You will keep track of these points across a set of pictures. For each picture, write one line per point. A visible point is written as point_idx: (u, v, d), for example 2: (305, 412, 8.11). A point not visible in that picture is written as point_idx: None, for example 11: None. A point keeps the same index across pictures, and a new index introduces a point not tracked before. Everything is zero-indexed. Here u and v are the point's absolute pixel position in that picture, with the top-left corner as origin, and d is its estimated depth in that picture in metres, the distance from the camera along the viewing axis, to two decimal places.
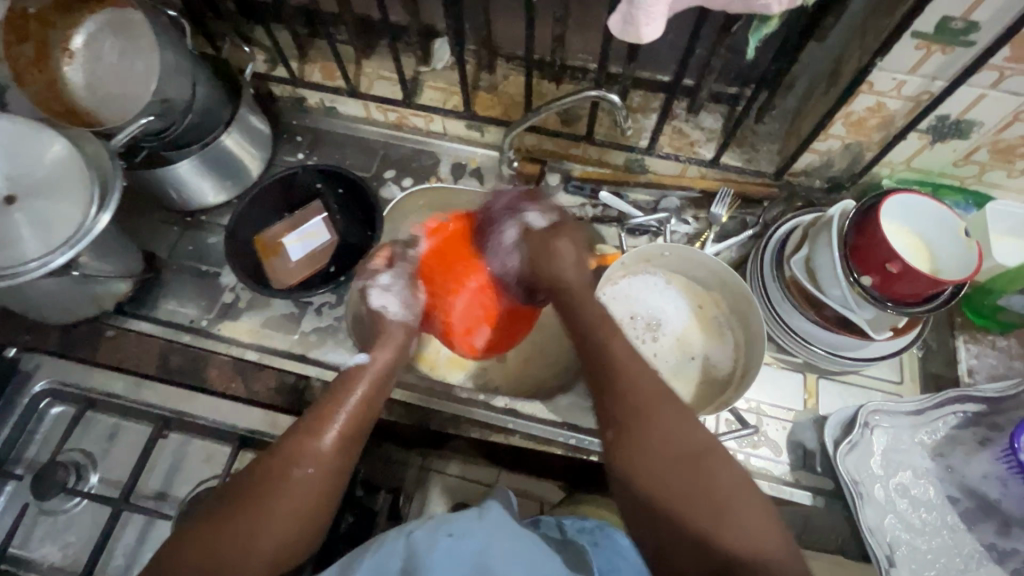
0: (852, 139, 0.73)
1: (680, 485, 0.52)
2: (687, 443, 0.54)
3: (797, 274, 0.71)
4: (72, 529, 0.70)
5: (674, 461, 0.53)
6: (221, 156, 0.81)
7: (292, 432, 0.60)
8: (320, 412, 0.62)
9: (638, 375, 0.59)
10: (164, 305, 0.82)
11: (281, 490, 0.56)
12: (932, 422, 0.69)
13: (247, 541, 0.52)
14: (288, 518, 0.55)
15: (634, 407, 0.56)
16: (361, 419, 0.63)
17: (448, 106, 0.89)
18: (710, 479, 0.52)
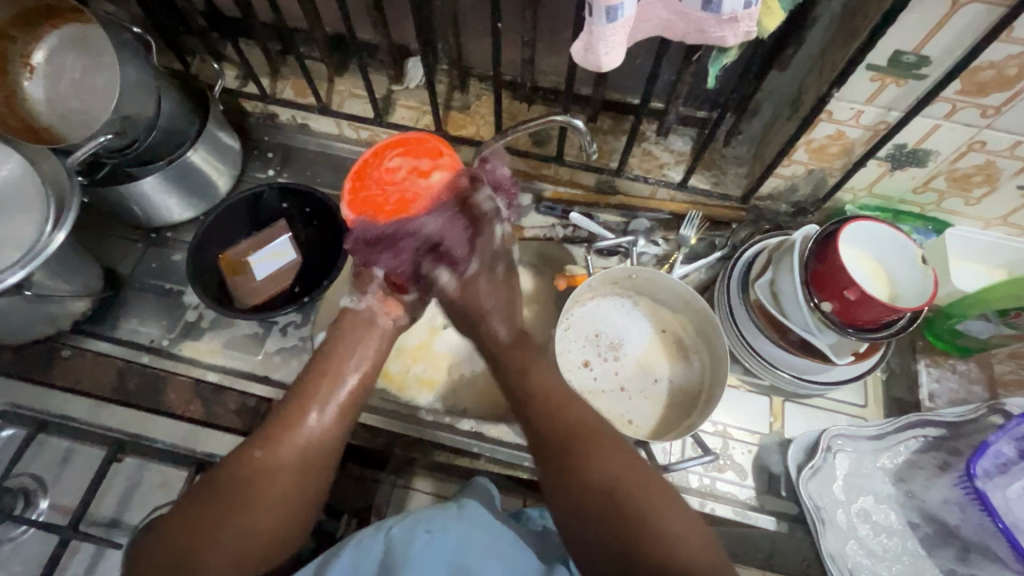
0: (815, 165, 0.74)
1: (613, 504, 0.52)
2: (612, 462, 0.54)
3: (761, 298, 0.71)
4: (18, 560, 0.68)
5: (606, 477, 0.53)
6: (188, 173, 0.80)
7: (273, 419, 0.59)
8: (299, 400, 0.61)
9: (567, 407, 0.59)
10: (124, 324, 0.80)
11: (254, 476, 0.54)
12: (894, 446, 0.70)
13: (218, 527, 0.52)
14: (269, 505, 0.54)
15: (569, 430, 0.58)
16: (346, 409, 0.62)
17: (420, 125, 0.89)
18: (633, 494, 0.52)
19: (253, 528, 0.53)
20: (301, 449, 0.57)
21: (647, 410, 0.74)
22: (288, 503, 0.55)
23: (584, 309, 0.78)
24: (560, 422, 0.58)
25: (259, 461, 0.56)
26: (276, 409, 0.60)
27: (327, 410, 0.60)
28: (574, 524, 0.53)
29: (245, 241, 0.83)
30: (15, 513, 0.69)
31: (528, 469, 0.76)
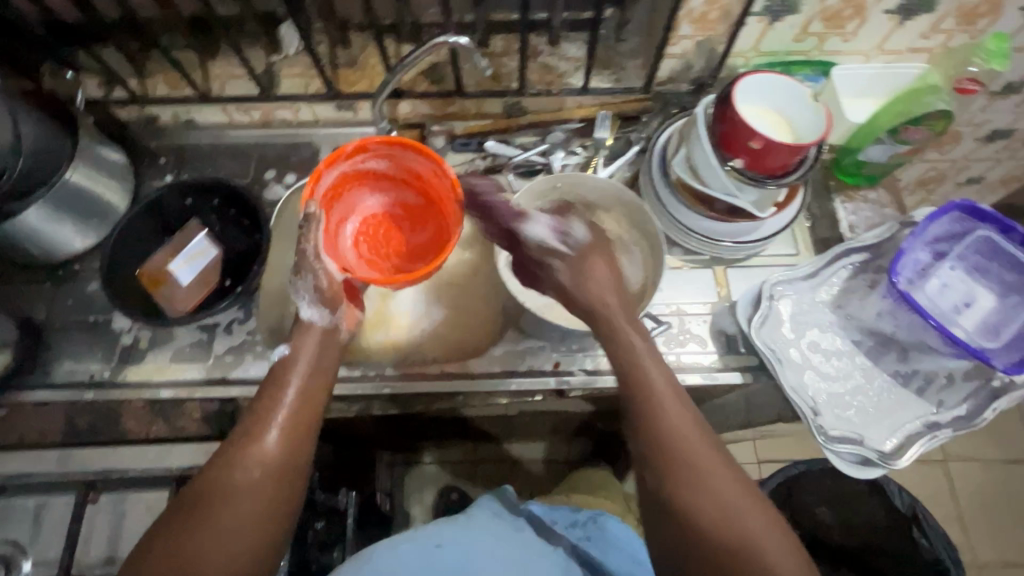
0: (701, 36, 0.76)
1: (681, 491, 0.53)
2: (677, 437, 0.55)
3: (681, 175, 0.73)
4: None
5: (664, 449, 0.55)
6: (74, 195, 0.74)
7: (231, 440, 0.55)
8: (258, 412, 0.57)
9: (658, 371, 0.59)
10: (58, 368, 0.74)
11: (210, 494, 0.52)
12: (829, 280, 0.76)
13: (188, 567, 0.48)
14: (236, 529, 0.51)
15: (642, 408, 0.57)
16: (306, 413, 0.58)
17: (311, 91, 0.85)
18: (704, 475, 0.53)
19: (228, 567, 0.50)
20: (254, 496, 0.52)
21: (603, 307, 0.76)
22: (272, 512, 0.53)
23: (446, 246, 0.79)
24: (625, 394, 0.59)
25: (207, 535, 0.50)
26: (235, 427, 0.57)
27: (285, 419, 0.57)
28: (657, 501, 0.54)
29: (166, 247, 0.80)
30: None
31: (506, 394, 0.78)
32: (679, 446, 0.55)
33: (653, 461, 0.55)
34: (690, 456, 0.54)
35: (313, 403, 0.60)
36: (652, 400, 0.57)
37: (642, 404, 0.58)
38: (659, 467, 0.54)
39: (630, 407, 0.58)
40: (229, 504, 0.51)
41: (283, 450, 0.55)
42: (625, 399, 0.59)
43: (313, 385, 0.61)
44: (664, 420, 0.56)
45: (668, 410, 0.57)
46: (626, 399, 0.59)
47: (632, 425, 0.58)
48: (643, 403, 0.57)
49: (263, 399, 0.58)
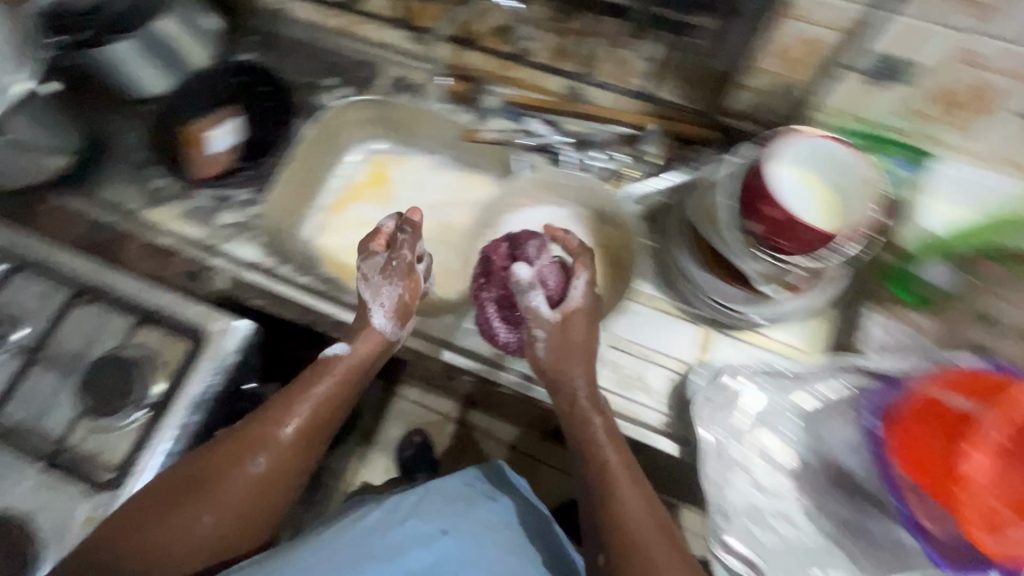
0: (788, 77, 0.67)
1: (220, 528, 0.61)
2: (257, 490, 0.63)
3: (692, 219, 0.67)
4: (60, 402, 0.71)
5: (246, 497, 0.63)
6: (157, 41, 0.82)
7: (310, 398, 0.66)
8: (288, 398, 0.66)
9: (280, 424, 0.64)
10: (101, 186, 0.85)
11: (229, 460, 0.62)
12: (812, 387, 0.64)
13: (185, 530, 0.60)
14: (218, 493, 0.61)
15: (233, 459, 0.62)
16: (333, 401, 0.67)
17: (391, 16, 0.86)
18: (222, 499, 0.61)
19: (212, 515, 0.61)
20: (242, 485, 0.62)
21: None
22: (241, 490, 0.62)
23: (433, 173, 0.96)
24: (233, 446, 0.63)
25: (257, 465, 0.63)
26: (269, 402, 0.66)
27: (324, 407, 0.67)
28: (208, 523, 0.61)
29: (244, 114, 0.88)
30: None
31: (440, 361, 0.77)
32: (186, 489, 0.60)
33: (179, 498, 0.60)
34: (195, 496, 0.60)
35: (333, 409, 0.67)
36: (216, 479, 0.61)
37: (218, 468, 0.62)
38: (169, 517, 0.60)
39: (206, 465, 0.62)
40: (226, 488, 0.62)
41: (293, 445, 0.65)
42: (210, 459, 0.62)
43: (333, 402, 0.68)
44: (223, 483, 0.61)
45: (237, 476, 0.62)
46: (225, 449, 0.63)
47: (213, 469, 0.62)
48: (208, 463, 0.62)
49: (297, 387, 0.67)
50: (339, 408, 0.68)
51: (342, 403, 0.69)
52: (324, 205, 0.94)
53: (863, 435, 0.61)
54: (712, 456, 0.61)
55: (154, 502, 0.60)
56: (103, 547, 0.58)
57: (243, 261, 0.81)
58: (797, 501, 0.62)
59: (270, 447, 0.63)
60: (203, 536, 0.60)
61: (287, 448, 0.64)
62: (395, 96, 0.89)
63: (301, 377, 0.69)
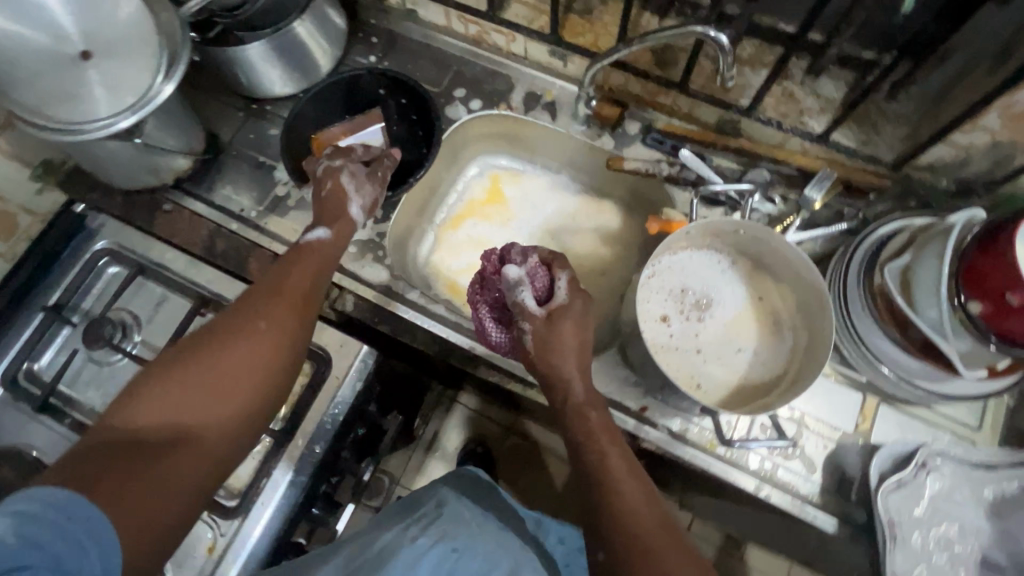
0: (1006, 136, 0.60)
1: (241, 399, 0.53)
2: (250, 371, 0.54)
3: (888, 284, 0.62)
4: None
5: (258, 350, 0.55)
6: (292, 44, 0.79)
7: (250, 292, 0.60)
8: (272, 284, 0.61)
9: (276, 298, 0.59)
10: (222, 190, 0.83)
11: (231, 328, 0.56)
12: (1001, 480, 0.60)
13: (215, 386, 0.52)
14: (245, 361, 0.54)
15: (225, 336, 0.55)
16: (308, 291, 0.63)
17: (534, 27, 0.81)
18: (224, 354, 0.54)
19: (231, 408, 0.52)
20: (269, 340, 0.56)
21: (721, 367, 0.69)
22: (250, 348, 0.55)
23: (553, 192, 0.91)
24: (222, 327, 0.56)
25: (261, 321, 0.57)
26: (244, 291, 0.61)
27: (295, 292, 0.61)
28: (212, 408, 0.52)
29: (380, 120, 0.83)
30: (114, 341, 0.73)
31: None
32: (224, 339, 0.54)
33: (190, 368, 0.52)
34: (216, 351, 0.54)
35: (305, 282, 0.63)
36: (225, 342, 0.55)
37: (217, 337, 0.55)
38: (188, 395, 0.50)
39: (208, 341, 0.55)
40: (243, 349, 0.55)
41: (295, 314, 0.59)
42: (212, 332, 0.56)
43: (312, 284, 0.64)
44: (232, 350, 0.54)
45: (241, 345, 0.55)
46: (246, 307, 0.58)
47: (202, 345, 0.54)
48: (220, 334, 0.55)
49: (264, 285, 0.61)
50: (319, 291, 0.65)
51: (265, 293, 0.60)
52: (442, 218, 0.91)
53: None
54: (899, 545, 0.59)
55: (151, 395, 0.50)
56: (127, 422, 0.48)
57: (371, 282, 0.77)
58: None
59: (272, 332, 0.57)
60: (248, 366, 0.54)
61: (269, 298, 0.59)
62: (529, 113, 0.85)
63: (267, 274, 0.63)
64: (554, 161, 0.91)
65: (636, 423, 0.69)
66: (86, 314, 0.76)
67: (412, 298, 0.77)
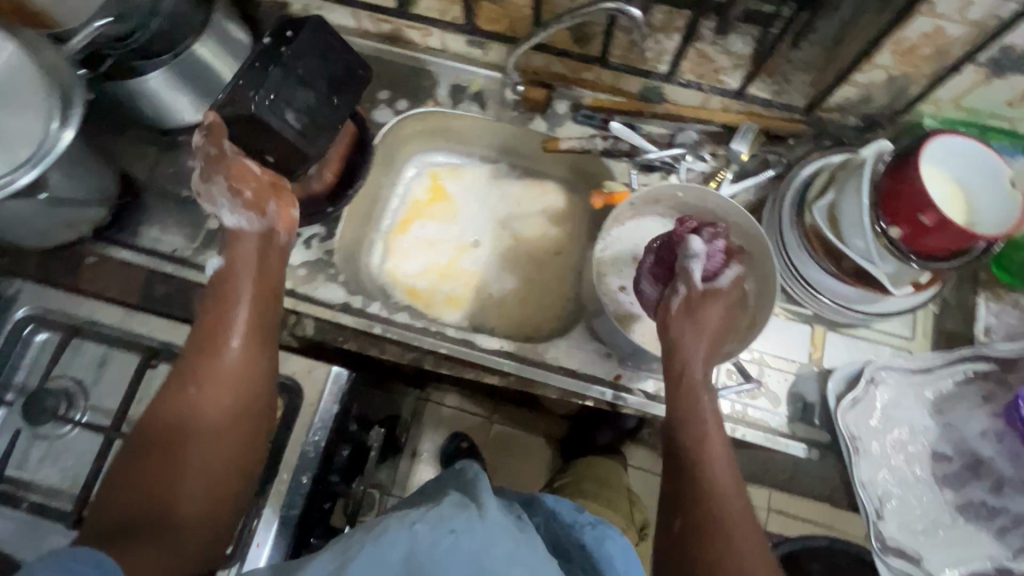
0: (899, 70, 0.65)
1: (214, 442, 0.58)
2: (217, 418, 0.58)
3: (818, 222, 0.66)
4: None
5: (222, 404, 0.59)
6: (195, 67, 0.74)
7: (196, 333, 0.62)
8: (218, 298, 0.64)
9: (221, 338, 0.62)
10: (148, 232, 0.78)
11: (191, 377, 0.60)
12: (938, 379, 0.66)
13: (185, 443, 0.56)
14: (207, 410, 0.58)
15: (182, 394, 0.59)
16: (259, 318, 0.65)
17: (447, 19, 0.79)
18: (193, 412, 0.58)
19: (210, 454, 0.57)
20: (225, 384, 0.60)
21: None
22: (210, 402, 0.59)
23: (490, 184, 0.91)
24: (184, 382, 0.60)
25: (213, 372, 0.60)
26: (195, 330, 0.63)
27: (241, 322, 0.63)
28: (191, 458, 0.56)
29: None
30: (60, 413, 0.68)
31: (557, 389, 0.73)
32: (183, 396, 0.58)
33: (166, 432, 0.57)
34: (181, 411, 0.58)
35: (263, 307, 0.66)
36: (186, 402, 0.58)
37: (179, 395, 0.59)
38: (159, 453, 0.56)
39: (176, 401, 0.59)
40: (205, 400, 0.58)
41: (244, 352, 0.62)
42: (176, 388, 0.59)
43: (261, 305, 0.66)
44: (197, 407, 0.58)
45: (195, 392, 0.59)
46: (198, 352, 0.61)
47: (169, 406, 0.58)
48: (184, 390, 0.59)
49: (213, 315, 0.64)
50: (271, 319, 0.66)
51: (216, 325, 0.63)
52: (389, 224, 0.89)
53: (1005, 420, 0.64)
54: (862, 455, 0.64)
55: (134, 459, 0.56)
56: (115, 496, 0.53)
57: (327, 302, 0.75)
58: (939, 493, 0.64)
59: (225, 371, 0.60)
60: (218, 427, 0.58)
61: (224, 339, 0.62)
62: (457, 106, 0.84)
63: (209, 304, 0.65)
64: (489, 150, 0.91)
65: (613, 392, 0.72)
66: (20, 389, 0.70)
67: (372, 310, 0.75)
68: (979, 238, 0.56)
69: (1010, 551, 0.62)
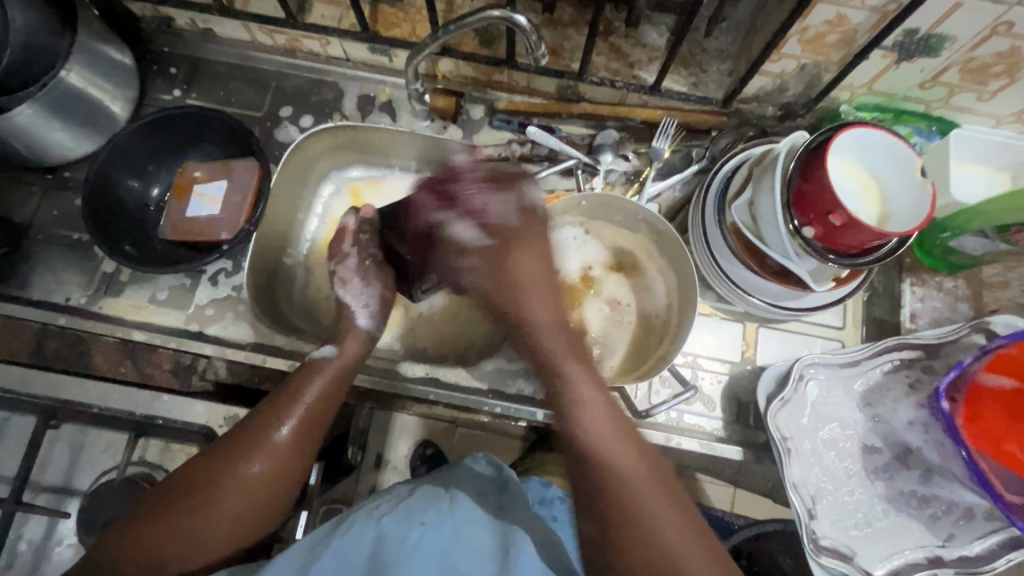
0: (808, 59, 0.63)
1: (215, 539, 0.51)
2: (233, 515, 0.52)
3: (737, 221, 0.64)
4: (58, 542, 0.67)
5: (243, 500, 0.52)
6: (68, 97, 0.68)
7: (267, 407, 0.57)
8: (277, 401, 0.57)
9: (288, 426, 0.55)
10: (36, 281, 0.72)
11: (229, 460, 0.53)
12: (867, 371, 0.66)
13: (183, 534, 0.50)
14: (231, 507, 0.51)
15: (205, 474, 0.52)
16: (322, 415, 0.58)
17: (344, 26, 0.74)
18: (206, 497, 0.51)
19: (208, 549, 0.51)
20: (254, 484, 0.53)
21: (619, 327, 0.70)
22: (249, 501, 0.52)
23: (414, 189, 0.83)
24: (221, 461, 0.53)
25: (260, 464, 0.53)
26: (255, 408, 0.57)
27: (303, 417, 0.56)
28: (187, 550, 0.50)
29: (208, 163, 0.74)
30: None
31: (489, 413, 0.72)
32: (211, 481, 0.52)
33: (167, 509, 0.51)
34: (194, 493, 0.51)
35: (331, 403, 0.59)
36: (204, 483, 0.52)
37: (210, 475, 0.52)
38: (151, 530, 0.50)
39: (187, 479, 0.52)
40: (231, 491, 0.52)
41: (292, 448, 0.55)
42: (207, 468, 0.53)
43: (330, 396, 0.59)
44: (217, 494, 0.51)
45: (233, 485, 0.52)
46: (249, 434, 0.54)
47: (183, 484, 0.52)
48: (212, 469, 0.53)
49: (281, 396, 0.57)
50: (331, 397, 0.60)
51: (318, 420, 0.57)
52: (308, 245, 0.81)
53: (930, 412, 0.64)
54: (794, 456, 0.64)
55: (132, 527, 0.51)
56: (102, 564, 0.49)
57: (238, 341, 0.71)
58: (870, 486, 0.64)
59: (263, 462, 0.53)
60: (240, 506, 0.52)
61: (300, 433, 0.55)
62: (368, 118, 0.79)
63: (285, 383, 0.59)
64: (413, 161, 0.82)
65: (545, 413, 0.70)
66: None
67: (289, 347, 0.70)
68: (891, 235, 0.55)
69: (940, 538, 0.62)
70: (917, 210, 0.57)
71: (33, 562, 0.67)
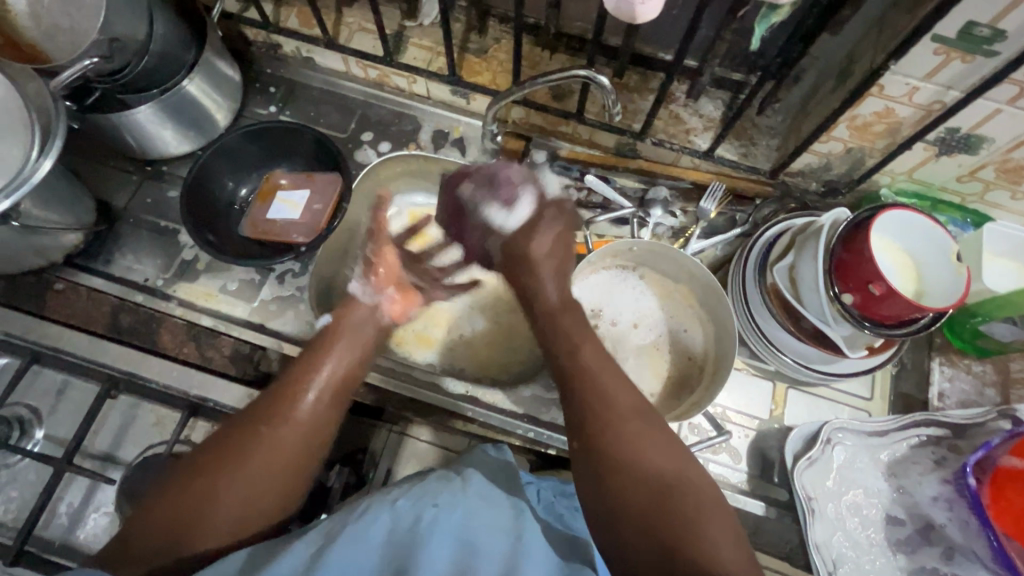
0: (855, 143, 0.69)
1: (248, 500, 0.51)
2: (264, 476, 0.52)
3: (778, 282, 0.68)
4: (95, 508, 0.70)
5: (275, 460, 0.53)
6: (184, 102, 0.76)
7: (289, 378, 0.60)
8: (300, 370, 0.61)
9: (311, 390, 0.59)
10: (119, 260, 0.78)
11: (256, 422, 0.55)
12: (893, 443, 0.68)
13: (213, 493, 0.50)
14: (262, 467, 0.52)
15: (236, 437, 0.54)
16: (343, 383, 0.62)
17: (432, 69, 0.82)
18: (237, 458, 0.52)
19: (242, 511, 0.50)
20: (285, 444, 0.54)
21: (656, 367, 0.73)
22: (279, 460, 0.53)
23: None
24: (249, 425, 0.55)
25: (290, 423, 0.55)
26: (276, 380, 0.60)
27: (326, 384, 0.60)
28: (220, 513, 0.49)
29: (294, 173, 0.81)
30: (11, 441, 0.70)
31: (521, 437, 0.76)
32: (240, 441, 0.53)
33: (197, 471, 0.51)
34: (225, 455, 0.52)
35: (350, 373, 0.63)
36: (234, 444, 0.53)
37: (239, 437, 0.54)
38: (180, 494, 0.50)
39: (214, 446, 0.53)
40: (261, 450, 0.53)
41: (318, 410, 0.58)
42: (235, 431, 0.54)
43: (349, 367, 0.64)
44: (249, 452, 0.52)
45: (262, 445, 0.53)
46: (275, 399, 0.57)
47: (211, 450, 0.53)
48: (239, 432, 0.54)
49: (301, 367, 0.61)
50: (354, 375, 0.64)
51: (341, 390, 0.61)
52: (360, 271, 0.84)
53: (955, 489, 0.64)
54: (817, 517, 0.65)
55: (160, 496, 0.50)
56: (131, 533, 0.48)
57: (294, 337, 0.75)
58: (891, 557, 0.64)
59: (293, 422, 0.56)
60: (271, 466, 0.53)
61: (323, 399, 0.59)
62: (439, 151, 0.87)
63: (303, 356, 0.63)
64: None
65: None
66: None
67: None
68: (926, 310, 0.59)
69: None
70: (952, 289, 0.61)
71: (68, 525, 0.69)
